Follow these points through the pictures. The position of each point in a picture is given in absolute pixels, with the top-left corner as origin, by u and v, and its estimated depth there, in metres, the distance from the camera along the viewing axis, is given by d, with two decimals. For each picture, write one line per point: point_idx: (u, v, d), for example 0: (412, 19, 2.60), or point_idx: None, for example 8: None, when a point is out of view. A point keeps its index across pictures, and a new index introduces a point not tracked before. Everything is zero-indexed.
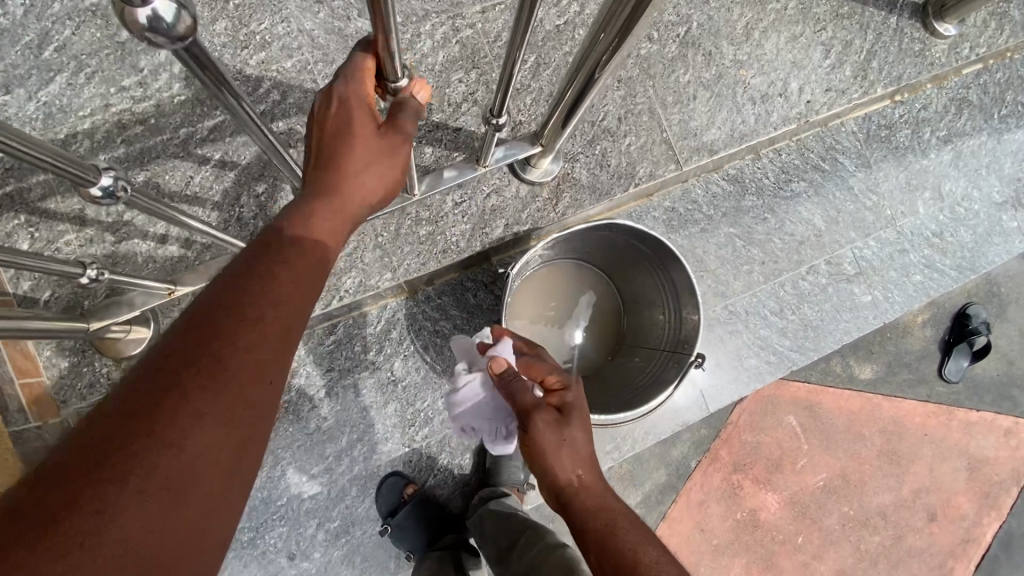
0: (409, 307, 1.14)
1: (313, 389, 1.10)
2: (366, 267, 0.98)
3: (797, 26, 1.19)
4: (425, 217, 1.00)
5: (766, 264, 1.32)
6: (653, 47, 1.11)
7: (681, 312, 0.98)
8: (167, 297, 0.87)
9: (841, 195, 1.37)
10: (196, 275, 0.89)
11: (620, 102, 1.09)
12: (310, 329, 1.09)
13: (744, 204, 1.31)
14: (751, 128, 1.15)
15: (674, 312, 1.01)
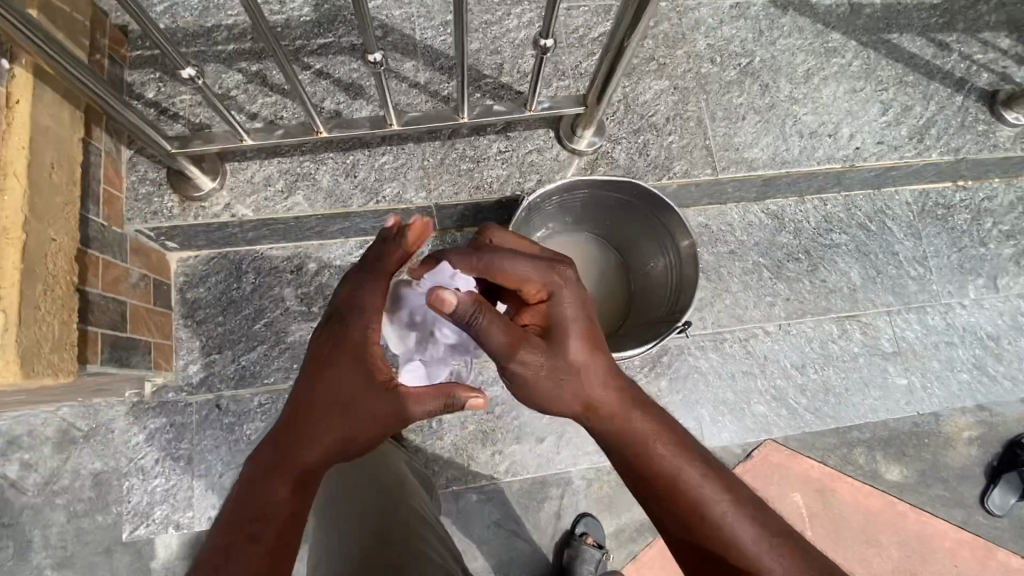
0: (436, 246, 1.23)
1: (330, 290, 1.19)
2: (407, 181, 1.08)
3: (858, 82, 1.26)
4: (470, 155, 1.11)
5: (789, 301, 1.31)
6: (714, 68, 1.22)
7: (682, 284, 1.01)
8: (240, 143, 0.98)
9: (883, 258, 1.35)
10: (264, 132, 1.00)
11: (672, 106, 1.18)
12: (345, 238, 1.21)
13: (779, 239, 1.32)
14: (794, 157, 1.20)
15: (673, 291, 1.04)
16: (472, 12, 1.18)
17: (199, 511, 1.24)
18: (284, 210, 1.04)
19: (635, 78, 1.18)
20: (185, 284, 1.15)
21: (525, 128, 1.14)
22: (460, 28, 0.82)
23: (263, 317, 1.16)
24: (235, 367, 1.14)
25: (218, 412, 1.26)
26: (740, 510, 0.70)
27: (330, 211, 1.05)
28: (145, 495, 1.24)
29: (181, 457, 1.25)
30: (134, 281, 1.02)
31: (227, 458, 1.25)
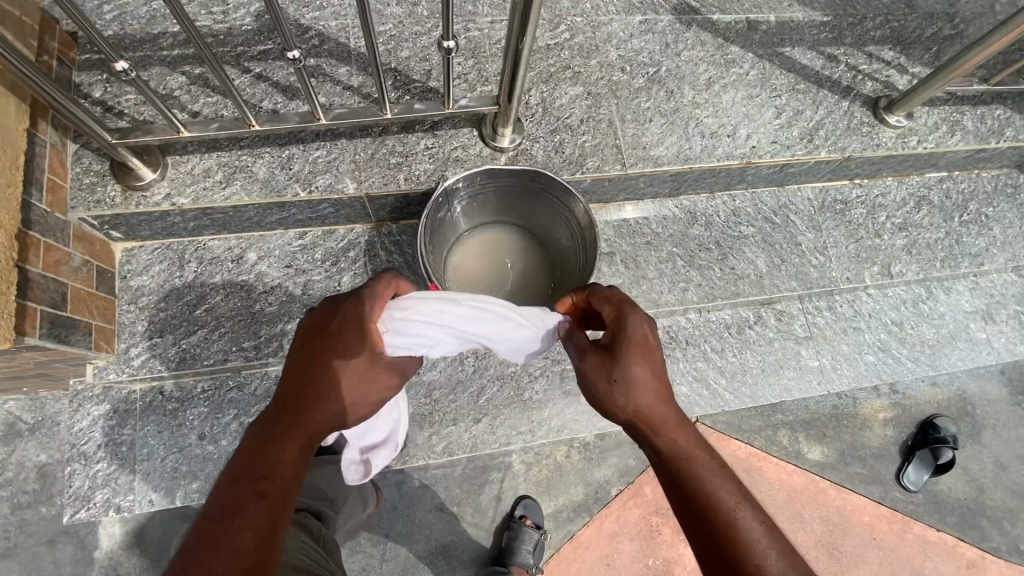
0: (371, 237, 1.32)
1: (269, 278, 1.27)
2: (339, 174, 1.18)
3: (755, 89, 1.40)
4: (398, 151, 1.22)
5: (702, 287, 1.42)
6: (624, 76, 1.35)
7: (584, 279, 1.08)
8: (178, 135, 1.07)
9: (787, 248, 1.48)
10: (201, 125, 1.09)
11: (585, 108, 1.31)
12: (285, 230, 1.29)
13: (691, 231, 1.45)
14: (696, 154, 1.33)
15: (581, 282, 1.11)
16: (403, 24, 1.30)
17: (139, 495, 1.28)
18: (222, 199, 1.14)
19: (552, 84, 1.31)
20: (130, 272, 1.23)
21: (450, 127, 1.25)
22: (370, 39, 0.96)
23: (204, 303, 1.23)
24: (176, 349, 1.21)
25: (162, 398, 1.31)
26: (782, 549, 0.69)
27: (265, 200, 1.15)
28: (87, 480, 1.28)
29: (123, 442, 1.29)
30: (75, 264, 1.09)
31: (168, 442, 1.30)
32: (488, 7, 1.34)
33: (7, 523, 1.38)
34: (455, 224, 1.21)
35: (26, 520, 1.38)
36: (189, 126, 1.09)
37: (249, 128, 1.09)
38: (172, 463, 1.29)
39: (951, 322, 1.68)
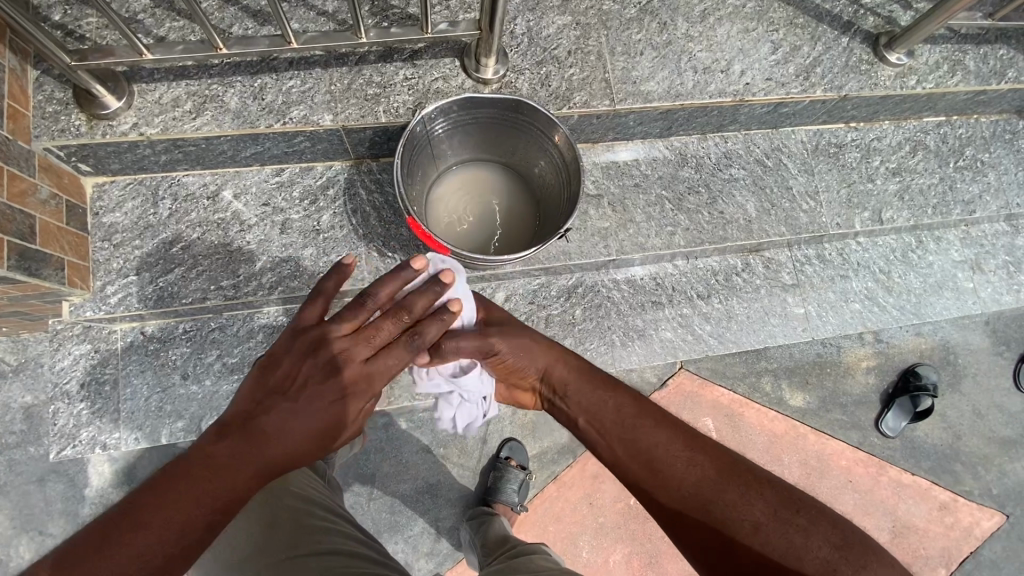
0: (351, 174, 1.28)
1: (246, 216, 1.24)
2: (314, 105, 1.14)
3: (751, 22, 1.35)
4: (376, 82, 1.17)
5: (689, 230, 1.40)
6: (615, 6, 1.29)
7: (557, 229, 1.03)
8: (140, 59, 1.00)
9: (778, 192, 1.46)
10: (166, 48, 1.02)
11: (574, 40, 1.25)
12: (262, 166, 1.25)
13: (681, 173, 1.41)
14: (688, 90, 1.28)
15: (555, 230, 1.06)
16: None
17: (124, 433, 1.28)
18: (192, 130, 1.10)
19: (539, 13, 1.25)
20: (102, 208, 1.20)
21: (430, 58, 1.19)
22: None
23: (180, 241, 1.21)
24: (153, 288, 1.19)
25: (143, 338, 1.30)
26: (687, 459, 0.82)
27: (237, 132, 1.11)
28: (72, 418, 1.28)
29: (106, 381, 1.29)
30: (42, 195, 1.06)
31: (151, 382, 1.29)
32: None
33: None
34: (437, 157, 1.18)
35: (14, 459, 1.40)
36: (152, 49, 1.02)
37: (217, 52, 1.02)
38: (156, 402, 1.29)
39: (937, 270, 1.67)
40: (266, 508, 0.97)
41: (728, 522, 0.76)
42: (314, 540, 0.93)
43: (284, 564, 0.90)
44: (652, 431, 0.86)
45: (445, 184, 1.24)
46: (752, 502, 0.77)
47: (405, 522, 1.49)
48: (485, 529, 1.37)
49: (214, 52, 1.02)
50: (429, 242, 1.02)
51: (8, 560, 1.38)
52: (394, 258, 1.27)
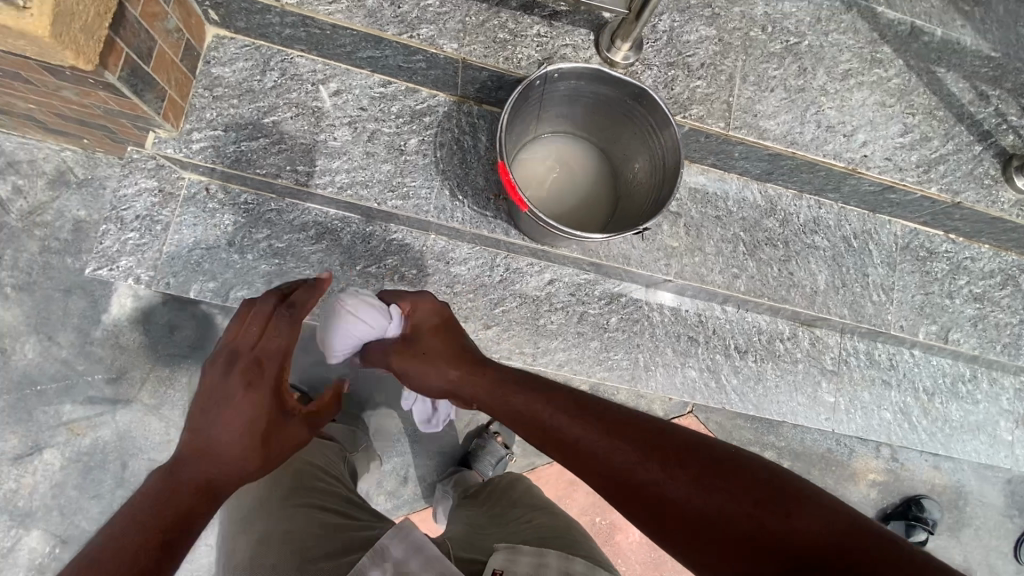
0: (450, 109, 1.28)
1: (342, 113, 1.25)
2: (444, 29, 1.13)
3: (890, 98, 1.30)
4: (509, 28, 1.16)
5: (754, 280, 1.36)
6: (761, 36, 1.25)
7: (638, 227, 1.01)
8: None
9: (854, 275, 1.40)
10: None
11: (710, 54, 1.23)
12: (371, 72, 1.26)
13: (764, 222, 1.37)
14: (805, 142, 1.24)
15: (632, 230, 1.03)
16: None
17: (158, 274, 1.29)
18: (324, 13, 1.11)
19: (686, 16, 1.22)
20: (214, 59, 1.21)
21: (568, 23, 1.18)
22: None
23: (273, 114, 1.22)
24: (233, 148, 1.20)
25: (206, 194, 1.33)
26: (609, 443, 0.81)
27: (365, 30, 1.11)
28: (117, 244, 1.30)
29: (158, 221, 1.31)
30: (170, 25, 1.08)
31: (198, 237, 1.32)
32: None
33: (35, 260, 1.45)
34: (542, 119, 1.16)
35: (52, 264, 1.46)
36: None
37: None
38: (196, 258, 1.31)
39: (980, 410, 1.60)
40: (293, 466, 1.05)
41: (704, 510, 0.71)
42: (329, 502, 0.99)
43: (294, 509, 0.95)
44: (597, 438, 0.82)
45: (540, 148, 1.22)
46: (727, 484, 0.72)
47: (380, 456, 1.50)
48: (461, 481, 1.45)
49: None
50: (512, 194, 0.99)
51: (10, 355, 1.42)
52: (462, 202, 1.27)
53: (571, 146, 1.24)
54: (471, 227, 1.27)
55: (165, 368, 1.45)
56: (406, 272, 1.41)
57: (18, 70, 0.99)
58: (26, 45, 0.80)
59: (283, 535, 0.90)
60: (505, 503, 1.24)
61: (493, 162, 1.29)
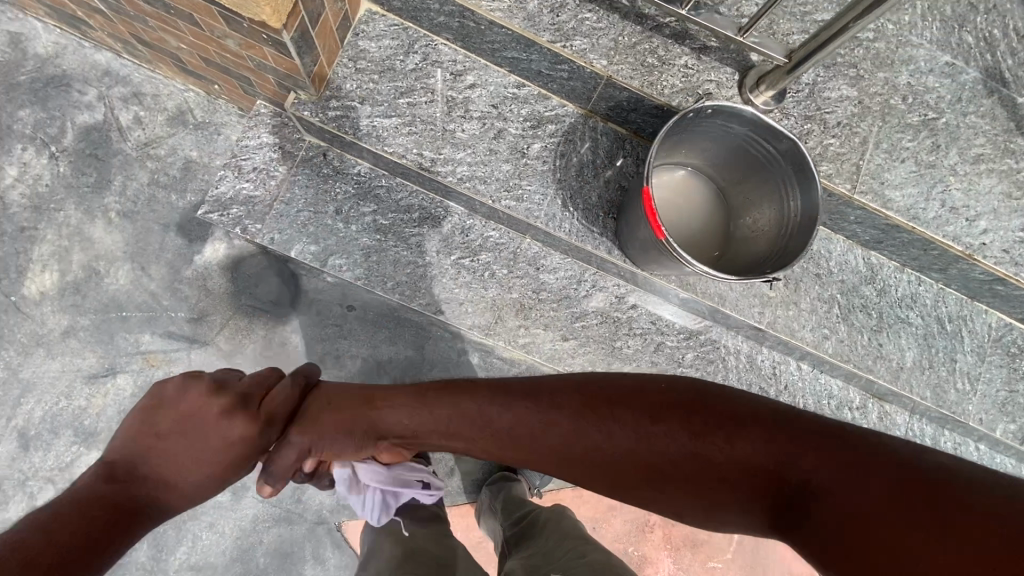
0: (576, 121, 1.28)
1: (473, 106, 1.26)
2: (597, 45, 1.15)
3: (1016, 190, 1.28)
4: (658, 54, 1.17)
5: (842, 344, 1.35)
6: (900, 105, 1.24)
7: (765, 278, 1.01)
8: None
9: (941, 357, 1.39)
10: None
11: (848, 115, 1.22)
12: (507, 72, 1.27)
13: (862, 289, 1.36)
14: (926, 219, 1.23)
15: (755, 277, 1.03)
16: None
17: (265, 228, 1.33)
18: (486, 9, 1.13)
19: (831, 73, 1.22)
20: (363, 32, 1.23)
21: (715, 60, 1.19)
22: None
23: (408, 96, 1.24)
24: (366, 122, 1.23)
25: (323, 160, 1.36)
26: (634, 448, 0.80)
27: (521, 32, 1.13)
28: (232, 191, 1.33)
29: (273, 176, 1.34)
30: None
31: (308, 200, 1.34)
32: None
33: (142, 191, 1.49)
34: (685, 147, 1.17)
35: (156, 198, 1.49)
36: None
37: None
38: (303, 219, 1.34)
39: None
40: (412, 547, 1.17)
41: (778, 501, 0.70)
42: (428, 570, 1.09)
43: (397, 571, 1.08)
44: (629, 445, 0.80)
45: (671, 174, 1.23)
46: (790, 461, 0.71)
47: None
48: (507, 492, 1.46)
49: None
50: (652, 221, 1.00)
51: (103, 278, 1.46)
52: (572, 214, 1.28)
53: (699, 182, 1.24)
54: (576, 240, 1.29)
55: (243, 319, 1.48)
56: (497, 270, 1.42)
57: (194, 13, 1.02)
58: None
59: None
60: (555, 537, 1.19)
61: (608, 181, 1.29)
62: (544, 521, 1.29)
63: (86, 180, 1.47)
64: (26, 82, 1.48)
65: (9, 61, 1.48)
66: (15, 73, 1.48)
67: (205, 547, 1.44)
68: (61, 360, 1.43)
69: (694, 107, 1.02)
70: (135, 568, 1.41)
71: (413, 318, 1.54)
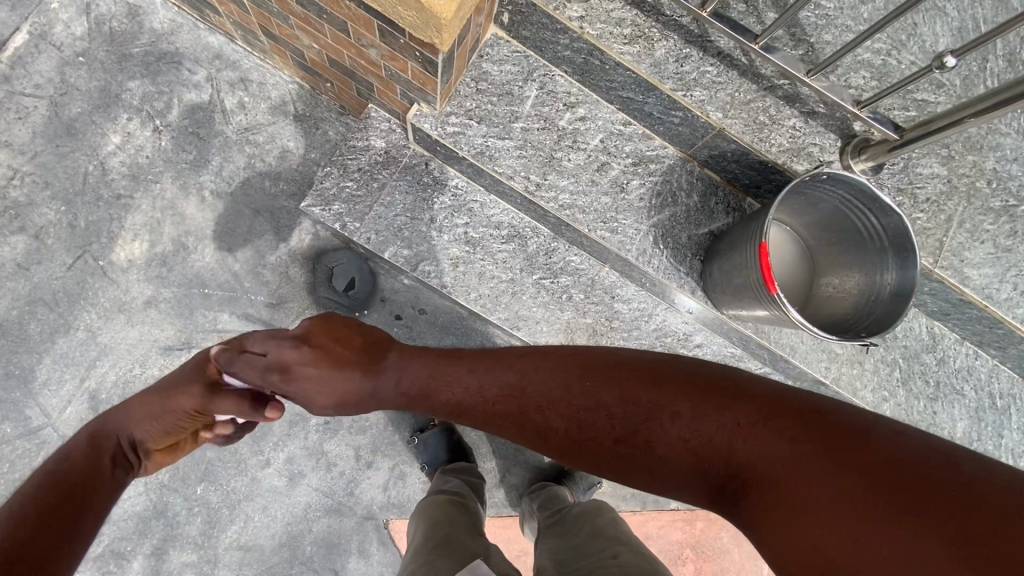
0: (676, 163, 1.34)
1: (582, 138, 1.32)
2: (715, 98, 1.22)
3: None
4: (771, 114, 1.24)
5: (897, 407, 1.41)
6: (987, 189, 1.29)
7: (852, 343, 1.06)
8: None
9: (990, 431, 1.44)
10: None
11: (936, 192, 1.29)
12: (617, 109, 1.32)
13: (923, 357, 1.42)
14: (997, 300, 1.29)
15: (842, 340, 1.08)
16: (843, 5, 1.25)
17: (363, 228, 1.40)
18: (616, 50, 1.20)
19: (926, 150, 1.28)
20: (487, 55, 1.29)
21: (822, 125, 1.25)
22: (902, 7, 0.98)
23: (522, 121, 1.30)
24: (480, 141, 1.30)
25: (426, 168, 1.42)
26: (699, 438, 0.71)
27: (646, 76, 1.20)
28: (336, 188, 1.40)
29: (376, 179, 1.41)
30: (481, 21, 1.16)
31: (407, 205, 1.41)
32: (921, 47, 1.28)
33: (237, 174, 1.52)
34: (791, 208, 1.23)
35: (249, 182, 1.53)
36: None
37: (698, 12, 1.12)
38: (399, 224, 1.41)
39: None
40: (447, 525, 1.17)
41: (856, 515, 0.52)
42: (463, 550, 1.09)
43: (434, 547, 1.09)
44: (689, 423, 0.72)
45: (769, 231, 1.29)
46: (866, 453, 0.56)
47: (486, 450, 1.59)
48: (546, 492, 1.45)
49: (696, 11, 1.12)
50: (763, 274, 1.08)
51: (190, 253, 1.49)
52: (661, 252, 1.34)
53: (793, 244, 1.30)
54: (661, 276, 1.35)
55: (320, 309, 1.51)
56: (574, 294, 1.45)
57: (348, 21, 1.06)
58: (414, 16, 0.91)
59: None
60: (585, 533, 1.13)
61: (698, 225, 1.35)
62: (575, 517, 1.22)
63: (185, 156, 1.51)
64: (139, 54, 1.52)
65: (125, 32, 1.52)
66: (129, 44, 1.52)
67: (255, 529, 1.46)
68: (139, 328, 1.45)
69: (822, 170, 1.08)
70: (186, 540, 1.44)
71: (484, 328, 1.55)
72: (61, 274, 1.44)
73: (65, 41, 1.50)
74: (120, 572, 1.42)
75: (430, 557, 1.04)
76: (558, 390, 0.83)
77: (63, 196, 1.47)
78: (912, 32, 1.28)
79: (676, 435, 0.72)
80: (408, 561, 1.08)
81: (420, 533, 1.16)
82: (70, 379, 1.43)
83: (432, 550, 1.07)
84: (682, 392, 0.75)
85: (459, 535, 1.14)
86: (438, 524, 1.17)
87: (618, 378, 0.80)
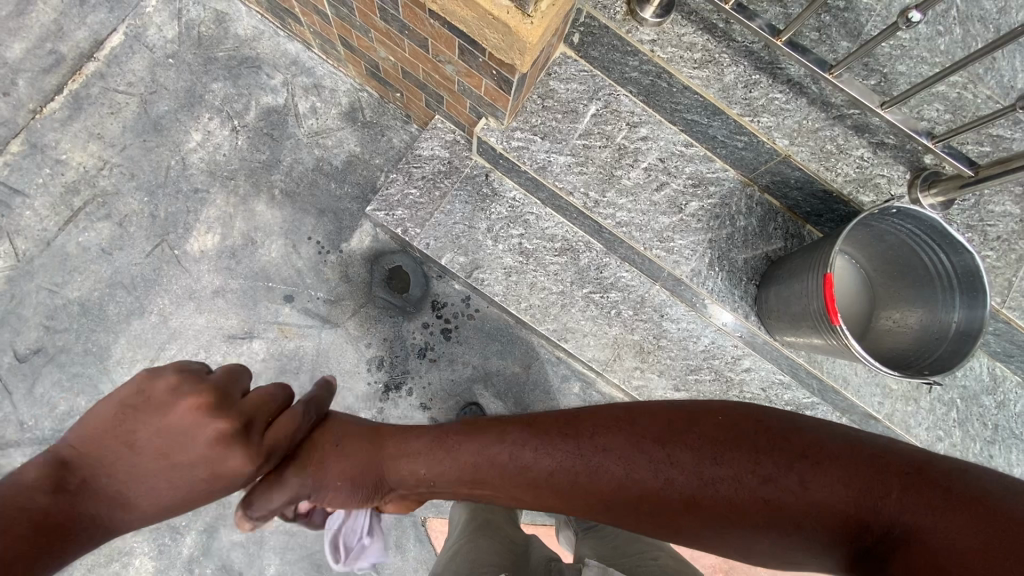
0: (735, 187, 1.34)
1: (643, 157, 1.34)
2: (782, 125, 1.22)
3: None
4: (838, 143, 1.23)
5: (952, 448, 1.37)
6: None
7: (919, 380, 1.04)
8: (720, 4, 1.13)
9: None
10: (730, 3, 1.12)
11: (1008, 231, 1.25)
12: (681, 130, 1.34)
13: (982, 398, 1.38)
14: None
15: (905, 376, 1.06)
16: (919, 38, 1.23)
17: (423, 234, 1.45)
18: (685, 74, 1.22)
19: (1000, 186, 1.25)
20: (555, 73, 1.32)
21: (890, 156, 1.24)
22: (990, 45, 0.95)
23: (585, 138, 1.33)
24: (543, 157, 1.33)
25: (486, 179, 1.47)
26: (803, 486, 0.68)
27: (714, 100, 1.22)
28: (400, 193, 1.46)
29: (439, 187, 1.46)
30: (554, 42, 1.19)
31: (465, 213, 1.46)
32: (999, 83, 1.25)
33: (305, 175, 1.60)
34: (857, 239, 1.23)
35: (316, 183, 1.60)
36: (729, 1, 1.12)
37: (773, 40, 1.13)
38: (457, 231, 1.45)
39: None
40: (492, 512, 1.21)
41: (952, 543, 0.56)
42: (506, 537, 1.12)
43: (479, 526, 1.13)
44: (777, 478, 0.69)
45: (834, 260, 1.27)
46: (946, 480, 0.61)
47: None
48: None
49: (771, 38, 1.13)
50: (826, 304, 1.08)
51: (257, 248, 1.57)
52: (716, 273, 1.34)
53: (856, 274, 1.28)
54: (716, 298, 1.35)
55: (374, 309, 1.56)
56: (623, 310, 1.46)
57: (429, 38, 1.11)
58: (498, 37, 0.95)
59: (455, 551, 1.04)
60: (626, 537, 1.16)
61: (756, 249, 1.35)
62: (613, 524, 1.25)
63: (259, 156, 1.60)
64: (223, 58, 1.62)
65: (211, 36, 1.62)
66: (214, 48, 1.62)
67: None
68: (207, 315, 1.54)
69: (892, 204, 1.08)
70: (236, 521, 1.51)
71: (528, 337, 1.59)
72: (140, 260, 1.54)
73: (157, 42, 1.61)
74: (173, 545, 1.50)
75: (474, 535, 1.08)
76: (618, 468, 0.76)
77: (146, 187, 1.57)
78: (991, 68, 1.25)
79: (757, 499, 0.69)
80: (452, 540, 1.12)
81: (463, 516, 1.20)
82: (142, 359, 1.52)
83: (475, 529, 1.11)
84: (759, 450, 0.72)
85: (503, 522, 1.18)
86: (483, 509, 1.22)
87: (689, 446, 0.74)
